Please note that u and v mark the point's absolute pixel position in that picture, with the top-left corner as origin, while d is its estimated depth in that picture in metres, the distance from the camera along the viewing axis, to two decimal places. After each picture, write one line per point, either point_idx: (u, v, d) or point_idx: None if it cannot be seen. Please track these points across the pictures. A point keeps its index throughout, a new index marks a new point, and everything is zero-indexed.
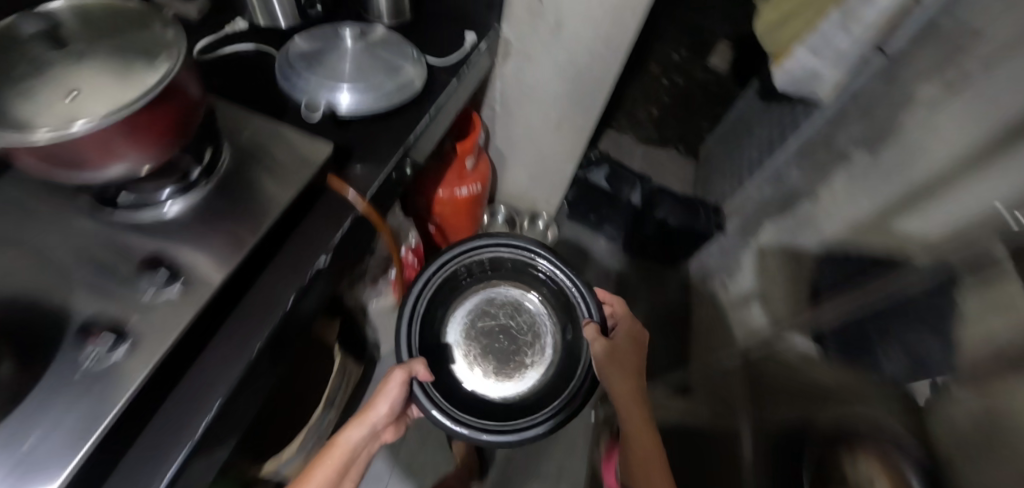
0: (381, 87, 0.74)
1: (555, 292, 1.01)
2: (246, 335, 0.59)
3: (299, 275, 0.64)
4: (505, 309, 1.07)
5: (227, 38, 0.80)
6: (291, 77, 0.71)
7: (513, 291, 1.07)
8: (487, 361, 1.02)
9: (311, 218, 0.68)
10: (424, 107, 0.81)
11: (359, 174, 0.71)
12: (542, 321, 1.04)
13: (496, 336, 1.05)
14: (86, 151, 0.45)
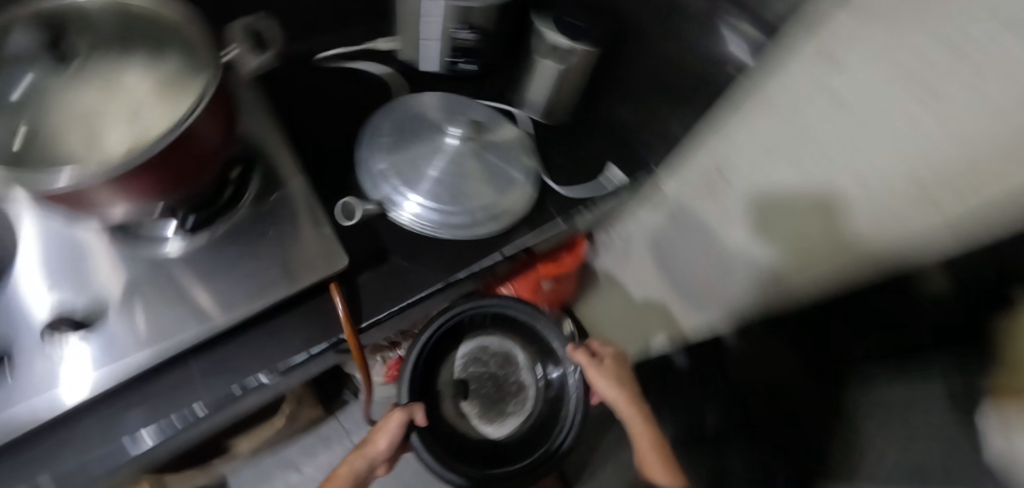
0: (459, 209, 0.60)
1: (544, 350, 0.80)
2: (147, 417, 0.49)
3: (229, 380, 0.52)
4: (493, 357, 0.82)
5: (361, 56, 0.71)
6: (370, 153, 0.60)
7: (506, 342, 0.82)
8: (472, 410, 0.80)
9: (290, 317, 0.55)
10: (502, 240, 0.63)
11: (372, 291, 0.57)
12: (531, 382, 0.81)
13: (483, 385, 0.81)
14: (85, 199, 0.39)
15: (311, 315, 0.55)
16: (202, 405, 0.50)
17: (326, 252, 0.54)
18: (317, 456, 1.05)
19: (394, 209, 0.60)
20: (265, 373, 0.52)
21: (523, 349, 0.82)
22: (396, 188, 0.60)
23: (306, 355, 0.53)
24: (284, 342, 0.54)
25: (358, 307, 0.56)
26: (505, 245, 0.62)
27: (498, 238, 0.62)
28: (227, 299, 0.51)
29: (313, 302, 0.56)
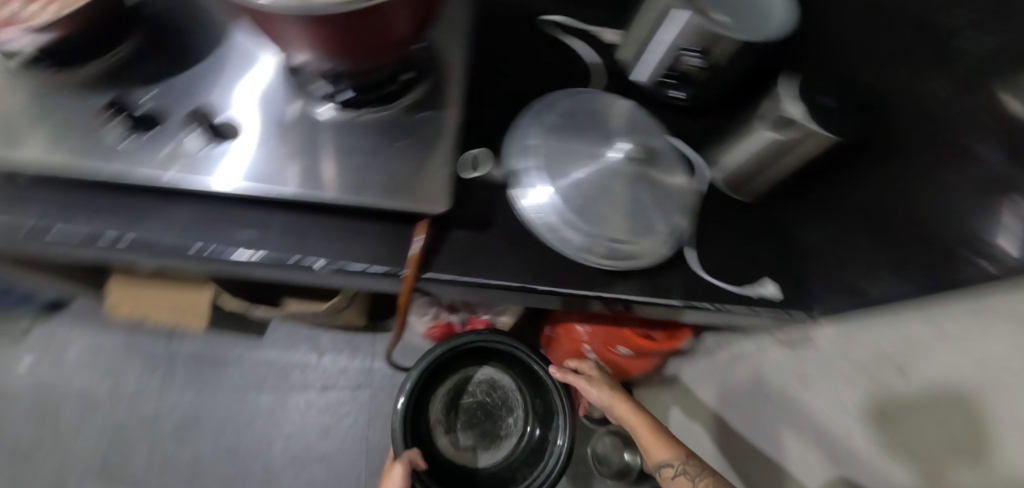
0: (584, 228, 0.52)
1: (529, 374, 0.83)
2: (217, 233, 0.51)
3: (296, 246, 0.51)
4: (478, 384, 0.87)
5: (583, 36, 0.69)
6: (530, 128, 0.56)
7: (491, 370, 0.86)
8: (472, 441, 0.85)
9: (377, 227, 0.54)
10: (608, 282, 0.55)
11: (457, 249, 0.53)
12: (518, 401, 0.85)
13: (474, 414, 0.87)
14: (274, 27, 0.39)
15: (393, 237, 0.53)
16: (259, 255, 0.50)
17: (438, 190, 0.49)
18: (339, 356, 1.10)
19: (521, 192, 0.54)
20: (321, 262, 0.51)
21: (506, 375, 0.86)
22: (536, 172, 0.53)
23: (364, 268, 0.51)
24: (355, 245, 0.52)
25: (434, 256, 0.52)
26: (604, 287, 0.54)
27: (602, 277, 0.55)
28: (333, 179, 0.48)
29: (401, 227, 0.54)
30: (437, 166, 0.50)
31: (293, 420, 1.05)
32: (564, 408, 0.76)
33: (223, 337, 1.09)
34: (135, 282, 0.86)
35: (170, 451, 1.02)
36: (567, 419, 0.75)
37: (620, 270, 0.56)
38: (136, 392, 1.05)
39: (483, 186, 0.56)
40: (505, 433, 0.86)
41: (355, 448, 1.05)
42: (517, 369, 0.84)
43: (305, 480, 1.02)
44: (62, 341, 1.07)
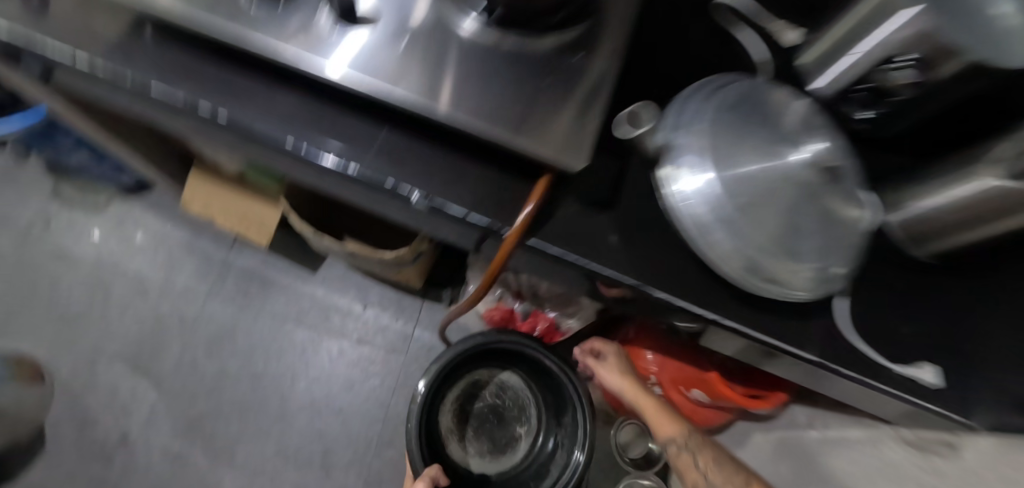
0: (732, 229, 0.39)
1: (534, 372, 0.82)
2: (316, 131, 0.45)
3: (394, 168, 0.44)
4: (489, 388, 0.90)
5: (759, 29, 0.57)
6: (694, 101, 0.43)
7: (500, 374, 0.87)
8: (486, 447, 0.90)
9: (486, 171, 0.45)
10: (736, 312, 0.45)
11: (569, 224, 0.45)
12: (529, 401, 0.88)
13: (488, 419, 0.91)
14: None
15: (499, 187, 0.45)
16: (354, 167, 0.43)
17: (569, 140, 0.40)
18: (383, 312, 1.04)
19: (666, 169, 0.41)
20: (419, 193, 0.43)
21: (514, 377, 0.88)
22: (689, 148, 0.40)
23: (462, 215, 0.43)
24: (457, 185, 0.45)
25: (542, 224, 0.45)
26: (728, 314, 0.45)
27: (728, 303, 0.45)
28: (456, 95, 0.40)
29: (509, 179, 0.45)
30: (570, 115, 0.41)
31: (321, 363, 1.01)
32: (580, 403, 0.72)
33: (278, 261, 1.06)
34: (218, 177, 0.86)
35: (198, 358, 1.01)
36: (585, 413, 0.71)
37: (753, 301, 0.46)
38: (184, 291, 1.05)
39: (613, 160, 0.48)
40: (522, 432, 0.89)
41: (374, 411, 0.99)
42: (526, 370, 0.83)
43: (316, 428, 0.97)
44: (133, 223, 1.10)
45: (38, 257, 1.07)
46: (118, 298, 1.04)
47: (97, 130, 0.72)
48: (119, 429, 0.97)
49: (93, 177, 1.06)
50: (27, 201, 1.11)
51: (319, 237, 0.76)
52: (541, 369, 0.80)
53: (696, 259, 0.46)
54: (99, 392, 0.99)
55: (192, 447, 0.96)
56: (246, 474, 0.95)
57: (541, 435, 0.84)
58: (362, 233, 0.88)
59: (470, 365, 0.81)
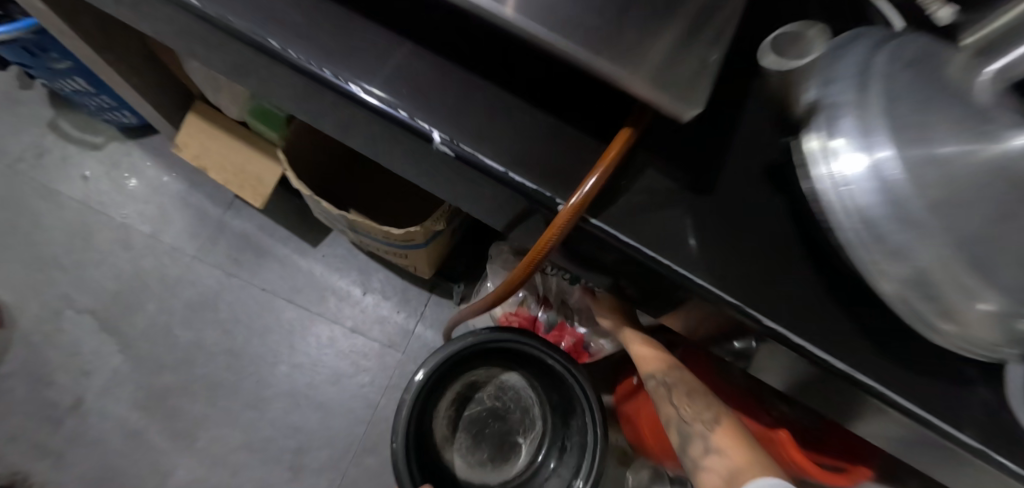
0: (916, 236, 0.25)
1: (544, 374, 0.68)
2: (315, 38, 0.33)
3: (410, 99, 0.32)
4: (487, 390, 0.76)
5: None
6: (859, 50, 0.30)
7: (500, 375, 0.73)
8: (485, 456, 0.76)
9: (534, 114, 0.32)
10: (862, 361, 0.32)
11: (646, 206, 0.33)
12: (534, 401, 0.74)
13: (486, 424, 0.77)
14: None
15: (554, 140, 0.31)
16: (357, 86, 0.32)
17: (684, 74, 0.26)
18: (384, 301, 0.92)
19: (817, 136, 0.27)
20: (440, 132, 0.31)
21: (516, 376, 0.73)
22: (858, 108, 0.27)
23: (498, 173, 0.31)
24: (496, 130, 0.31)
25: (608, 202, 0.32)
26: (854, 361, 0.32)
27: (855, 345, 0.32)
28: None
29: (571, 132, 0.32)
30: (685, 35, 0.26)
31: (307, 349, 0.89)
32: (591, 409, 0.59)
33: (276, 228, 0.95)
34: (219, 122, 0.76)
35: (174, 324, 0.90)
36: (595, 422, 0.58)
37: (887, 347, 0.33)
38: (170, 248, 0.94)
39: (713, 127, 0.35)
40: (526, 438, 0.76)
41: (358, 412, 0.86)
42: (532, 371, 0.69)
43: (291, 422, 0.85)
44: (129, 168, 1.00)
45: (22, 191, 0.98)
46: (100, 246, 0.94)
47: (79, 44, 0.62)
48: (75, 392, 0.86)
49: (93, 112, 0.97)
50: (23, 131, 1.03)
51: (319, 202, 0.64)
52: (549, 371, 0.66)
53: (816, 274, 0.33)
54: (61, 348, 0.88)
55: (151, 423, 0.85)
56: (204, 463, 0.83)
57: (548, 446, 0.72)
58: (370, 206, 0.76)
59: (468, 366, 0.66)
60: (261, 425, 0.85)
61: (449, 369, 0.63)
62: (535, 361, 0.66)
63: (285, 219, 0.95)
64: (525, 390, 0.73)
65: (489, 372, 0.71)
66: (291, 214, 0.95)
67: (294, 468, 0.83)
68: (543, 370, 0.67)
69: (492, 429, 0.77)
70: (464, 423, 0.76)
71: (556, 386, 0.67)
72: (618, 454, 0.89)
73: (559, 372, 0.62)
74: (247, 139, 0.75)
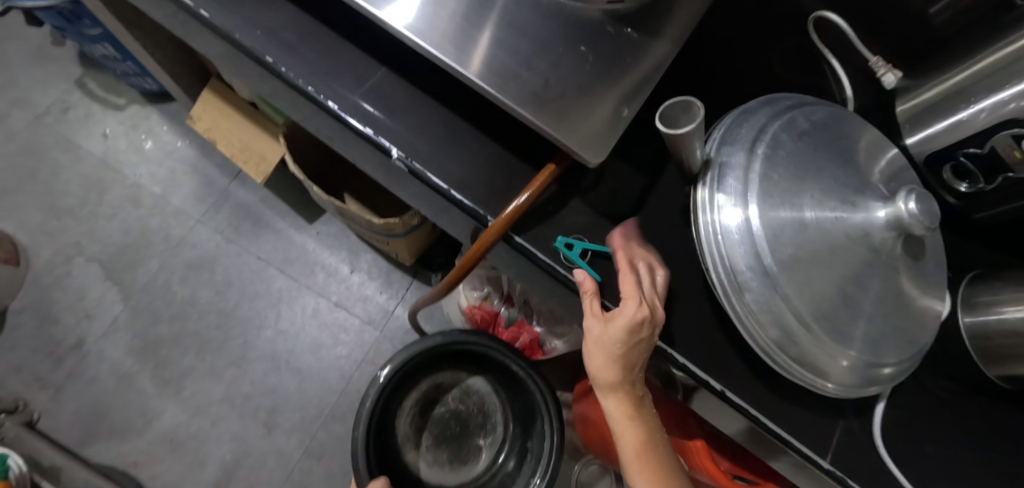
0: (775, 288, 0.29)
1: (504, 377, 0.76)
2: (307, 59, 0.39)
3: (376, 118, 0.38)
4: (453, 392, 0.82)
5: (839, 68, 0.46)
6: (762, 115, 0.33)
7: (465, 377, 0.80)
8: (445, 458, 0.80)
9: (479, 143, 0.37)
10: (742, 389, 0.37)
11: (569, 232, 0.38)
12: (496, 406, 0.81)
13: (448, 427, 0.82)
14: None
15: (495, 166, 0.37)
16: (334, 104, 0.37)
17: (605, 139, 0.31)
18: (369, 281, 0.98)
19: (706, 189, 0.32)
20: (399, 150, 0.37)
21: (482, 381, 0.80)
22: (743, 168, 0.31)
23: (442, 189, 0.36)
24: (446, 152, 0.37)
25: (537, 224, 0.38)
26: (731, 382, 0.36)
27: (736, 372, 0.37)
28: (487, 55, 0.32)
29: (512, 159, 0.37)
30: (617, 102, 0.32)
31: (293, 318, 0.95)
32: (549, 414, 0.65)
33: (277, 202, 1.01)
34: (228, 99, 0.81)
35: (173, 281, 0.96)
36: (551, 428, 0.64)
37: (767, 376, 0.37)
38: (177, 210, 1.01)
39: (641, 169, 0.40)
40: (486, 443, 0.80)
41: (332, 382, 0.93)
42: (494, 374, 0.77)
43: (269, 384, 0.92)
44: (147, 130, 1.06)
45: (46, 142, 1.05)
46: (112, 201, 1.01)
47: (111, 20, 0.68)
48: (78, 333, 0.93)
49: (118, 76, 1.03)
50: (52, 85, 1.09)
51: (309, 187, 0.69)
52: (511, 374, 0.73)
53: (712, 306, 0.38)
54: (68, 291, 0.96)
55: (143, 369, 0.92)
56: (187, 411, 0.90)
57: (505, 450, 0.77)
58: (361, 192, 0.82)
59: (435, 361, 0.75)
60: (241, 383, 0.92)
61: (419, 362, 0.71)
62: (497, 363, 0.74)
63: (286, 194, 1.01)
64: (490, 394, 0.80)
65: (455, 371, 0.79)
66: (292, 191, 1.01)
67: (267, 426, 0.90)
68: (504, 371, 0.75)
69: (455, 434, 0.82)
70: (430, 422, 0.82)
71: (516, 389, 0.75)
72: (570, 449, 0.95)
73: (517, 371, 0.70)
74: (253, 118, 0.80)
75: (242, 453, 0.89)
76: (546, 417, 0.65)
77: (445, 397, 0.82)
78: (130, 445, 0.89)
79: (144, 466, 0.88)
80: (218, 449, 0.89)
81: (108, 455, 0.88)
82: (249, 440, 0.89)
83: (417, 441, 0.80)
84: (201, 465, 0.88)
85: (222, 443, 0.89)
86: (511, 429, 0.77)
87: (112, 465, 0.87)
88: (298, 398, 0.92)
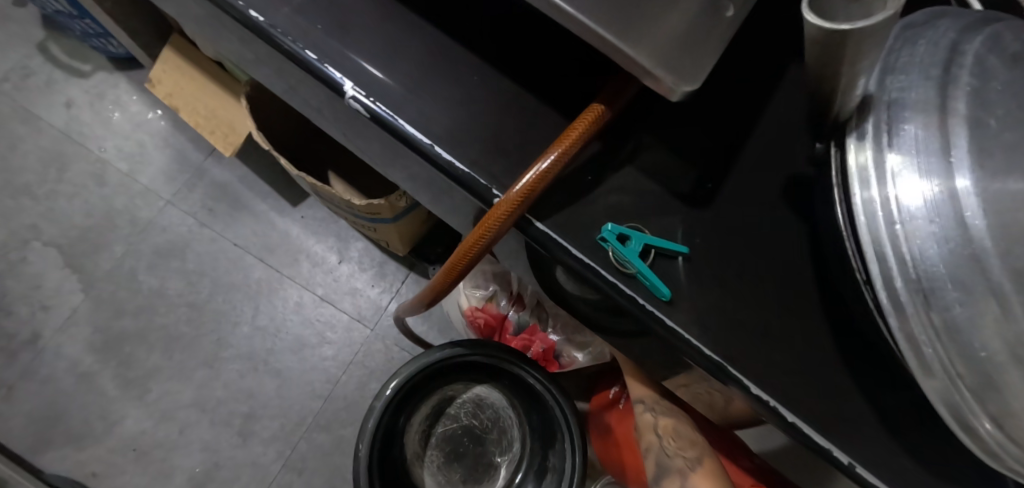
0: (998, 316, 0.17)
1: (522, 390, 0.63)
2: None
3: (326, 40, 0.25)
4: (463, 405, 0.70)
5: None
6: (950, 30, 0.20)
7: (477, 388, 0.68)
8: (456, 479, 0.69)
9: (479, 78, 0.25)
10: (880, 459, 0.24)
11: (614, 213, 0.25)
12: (512, 422, 0.68)
13: (460, 444, 0.71)
14: None
15: (505, 111, 0.24)
16: (260, 17, 0.25)
17: (698, 49, 0.19)
18: (360, 273, 0.86)
19: (859, 147, 0.19)
20: (357, 86, 0.24)
21: (495, 393, 0.68)
22: (937, 108, 0.18)
23: (424, 146, 0.23)
24: (429, 91, 0.24)
25: (564, 203, 0.25)
26: (860, 448, 0.24)
27: (868, 431, 0.24)
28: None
29: (531, 101, 0.24)
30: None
31: (273, 312, 0.84)
32: (569, 430, 0.52)
33: (256, 181, 0.89)
34: (190, 57, 0.68)
35: (139, 270, 0.85)
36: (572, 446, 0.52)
37: (915, 438, 0.25)
38: (145, 189, 0.89)
39: (720, 124, 0.27)
40: (503, 461, 0.69)
41: (315, 386, 0.82)
42: (510, 388, 0.64)
43: (245, 386, 0.81)
44: (114, 100, 0.94)
45: (3, 112, 0.94)
46: (74, 178, 0.90)
47: None
48: (33, 326, 0.83)
49: (80, 37, 0.91)
50: (12, 49, 0.98)
51: (278, 158, 0.57)
52: (528, 387, 0.60)
53: (830, 329, 0.25)
54: (22, 278, 0.85)
55: (104, 368, 0.81)
56: (152, 416, 0.80)
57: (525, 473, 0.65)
58: (347, 169, 0.69)
59: (442, 375, 0.63)
60: (214, 386, 0.81)
61: (422, 379, 0.58)
62: (515, 376, 0.61)
63: (267, 173, 0.89)
64: (507, 409, 0.68)
65: (466, 384, 0.67)
66: (274, 169, 0.89)
67: (242, 434, 0.79)
68: (523, 386, 0.62)
69: (467, 451, 0.71)
70: (441, 438, 0.71)
71: (537, 406, 0.62)
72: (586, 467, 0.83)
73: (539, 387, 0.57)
74: (217, 79, 0.68)
75: (213, 465, 0.78)
76: (567, 435, 0.52)
77: (455, 411, 0.70)
78: (89, 453, 0.78)
79: (104, 478, 0.78)
80: (186, 460, 0.78)
81: (63, 465, 0.78)
82: (220, 451, 0.79)
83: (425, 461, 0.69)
84: (167, 478, 0.78)
85: (191, 453, 0.79)
86: (530, 446, 0.65)
87: (68, 476, 0.77)
88: (277, 404, 0.81)
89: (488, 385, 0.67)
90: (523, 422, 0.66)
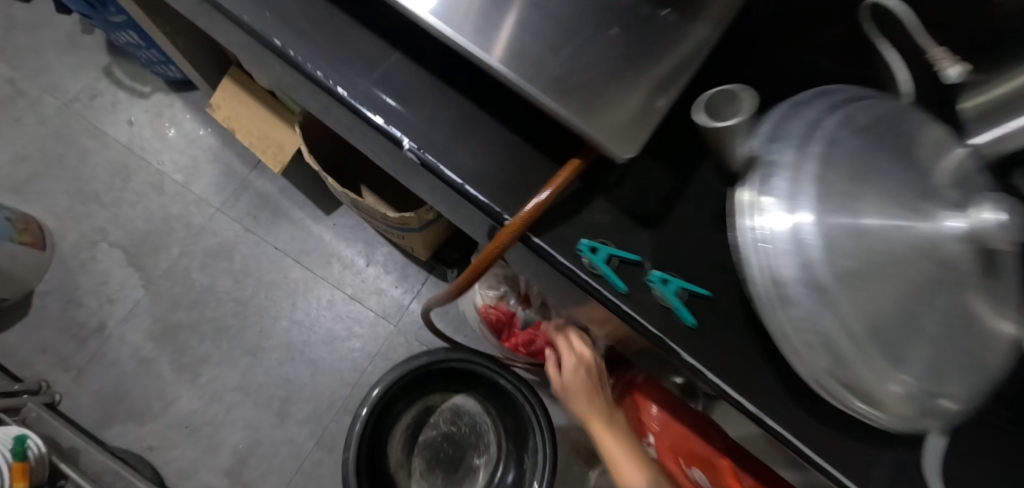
0: (827, 307, 0.26)
1: (493, 397, 0.74)
2: (319, 44, 0.37)
3: (388, 106, 0.35)
4: (443, 414, 0.81)
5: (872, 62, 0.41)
6: (820, 111, 0.30)
7: (454, 397, 0.79)
8: (440, 481, 0.79)
9: (497, 134, 0.35)
10: (780, 415, 0.33)
11: (591, 229, 0.35)
12: (488, 426, 0.79)
13: (440, 450, 0.81)
14: None
15: (514, 158, 0.34)
16: (343, 91, 0.35)
17: (636, 131, 0.29)
18: (385, 275, 0.97)
19: (749, 190, 0.29)
20: (411, 141, 0.34)
21: (471, 401, 0.79)
22: (793, 169, 0.27)
23: (457, 184, 0.33)
24: (459, 144, 0.35)
25: (555, 224, 0.35)
26: (766, 403, 0.33)
27: (774, 394, 0.34)
28: (517, 39, 0.29)
29: (533, 152, 0.34)
30: (653, 88, 0.29)
31: (307, 308, 0.95)
32: (539, 423, 0.64)
33: (295, 192, 1.00)
34: (247, 87, 0.79)
35: (192, 268, 0.97)
36: (544, 443, 0.63)
37: (810, 397, 0.34)
38: (198, 198, 1.01)
39: (674, 166, 0.36)
40: (478, 464, 0.79)
41: (344, 375, 0.92)
42: (483, 395, 0.76)
43: (283, 373, 0.92)
44: (170, 118, 1.07)
45: (74, 128, 1.06)
46: (136, 187, 1.02)
47: (132, 5, 0.67)
48: (100, 316, 0.95)
49: (143, 63, 1.04)
50: (82, 73, 1.11)
51: (324, 177, 0.66)
52: (500, 392, 0.71)
53: (749, 321, 0.34)
54: (91, 274, 0.97)
55: (161, 354, 0.93)
56: (202, 398, 0.91)
57: (501, 469, 0.76)
58: (378, 185, 0.80)
59: (425, 386, 0.73)
60: (256, 371, 0.92)
61: (403, 391, 0.69)
62: (485, 385, 0.73)
63: (304, 185, 1.00)
64: (482, 415, 0.79)
65: (443, 394, 0.78)
66: (310, 181, 1.00)
67: (280, 414, 0.90)
68: (493, 393, 0.73)
69: (446, 458, 0.81)
70: (422, 448, 0.80)
71: (506, 411, 0.73)
72: (584, 454, 0.92)
73: (506, 390, 0.68)
74: (269, 105, 0.79)
75: (255, 442, 0.89)
76: (539, 431, 0.63)
77: (433, 422, 0.80)
78: (147, 428, 0.89)
79: (160, 450, 0.89)
80: (231, 436, 0.89)
81: (125, 438, 0.89)
82: (261, 428, 0.90)
83: (410, 469, 0.79)
84: (214, 452, 0.88)
85: (235, 431, 0.89)
86: (504, 446, 0.76)
87: (129, 447, 0.88)
88: (311, 389, 0.91)
89: (463, 395, 0.79)
90: (496, 425, 0.78)
